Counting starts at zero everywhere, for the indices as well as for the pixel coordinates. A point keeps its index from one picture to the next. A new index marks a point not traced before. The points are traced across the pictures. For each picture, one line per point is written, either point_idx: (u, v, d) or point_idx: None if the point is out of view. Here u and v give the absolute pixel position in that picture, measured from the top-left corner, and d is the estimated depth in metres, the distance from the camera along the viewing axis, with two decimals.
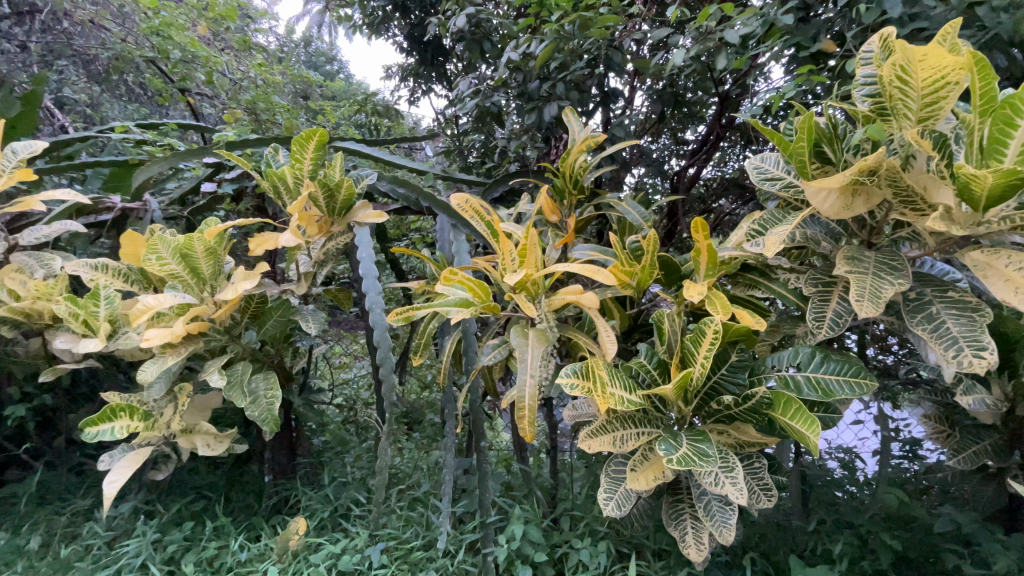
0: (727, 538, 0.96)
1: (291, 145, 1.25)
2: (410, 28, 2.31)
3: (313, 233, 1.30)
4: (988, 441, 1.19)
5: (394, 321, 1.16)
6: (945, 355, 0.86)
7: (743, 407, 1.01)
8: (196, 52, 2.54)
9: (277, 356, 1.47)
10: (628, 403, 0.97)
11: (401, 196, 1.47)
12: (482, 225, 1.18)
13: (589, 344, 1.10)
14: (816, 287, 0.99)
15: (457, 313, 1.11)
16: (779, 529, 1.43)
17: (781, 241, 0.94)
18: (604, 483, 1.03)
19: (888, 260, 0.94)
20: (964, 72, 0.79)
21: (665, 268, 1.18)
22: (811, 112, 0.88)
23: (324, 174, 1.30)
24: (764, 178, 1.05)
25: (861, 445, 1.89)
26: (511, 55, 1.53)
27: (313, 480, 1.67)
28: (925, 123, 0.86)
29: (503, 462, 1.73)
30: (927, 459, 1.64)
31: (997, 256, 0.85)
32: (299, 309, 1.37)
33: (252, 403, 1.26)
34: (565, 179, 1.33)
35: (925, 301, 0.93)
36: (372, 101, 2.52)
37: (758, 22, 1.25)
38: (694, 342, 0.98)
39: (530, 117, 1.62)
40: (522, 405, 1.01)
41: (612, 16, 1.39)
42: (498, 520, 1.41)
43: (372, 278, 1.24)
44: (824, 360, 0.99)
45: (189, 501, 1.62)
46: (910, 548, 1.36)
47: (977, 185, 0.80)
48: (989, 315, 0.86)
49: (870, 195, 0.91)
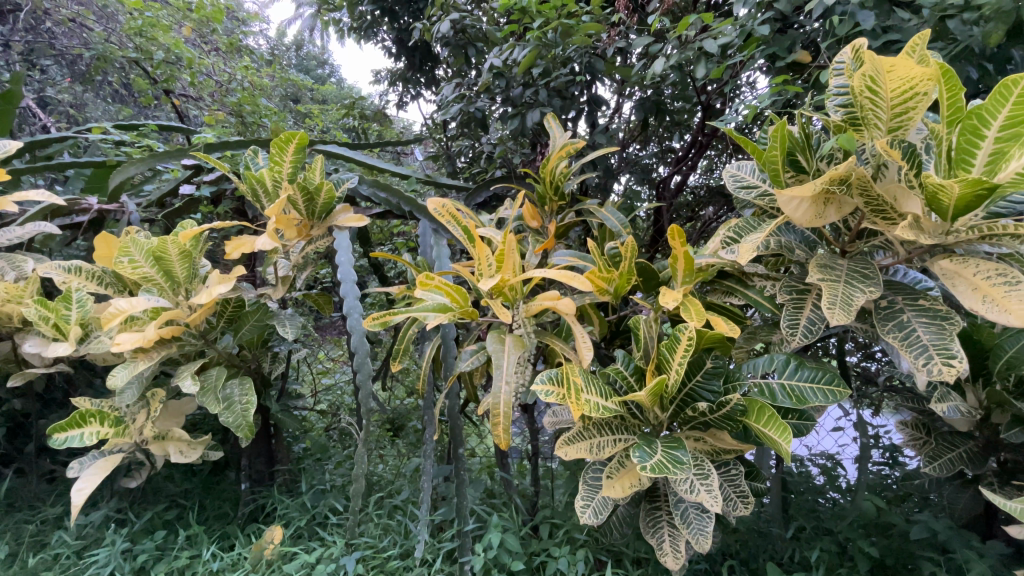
0: (704, 547, 0.96)
1: (270, 148, 1.23)
2: (398, 33, 2.31)
3: (293, 237, 1.28)
4: (964, 448, 1.19)
5: (370, 326, 1.12)
6: (916, 363, 0.86)
7: (718, 414, 1.02)
8: (180, 53, 2.50)
9: (255, 361, 1.45)
10: (603, 409, 0.97)
11: (382, 200, 1.44)
12: (459, 229, 1.16)
13: (566, 351, 1.10)
14: (790, 295, 0.99)
15: (434, 319, 1.09)
16: (759, 535, 1.43)
17: (755, 249, 0.95)
18: (581, 490, 1.03)
19: (860, 268, 0.94)
20: (932, 83, 0.80)
21: (644, 275, 1.19)
22: (783, 122, 0.89)
23: (304, 178, 1.28)
24: (740, 187, 1.06)
25: (841, 452, 1.88)
26: (493, 62, 1.52)
27: (290, 487, 1.65)
28: (895, 133, 0.87)
29: (485, 470, 1.71)
30: (908, 466, 1.63)
31: (965, 264, 0.86)
32: (277, 313, 1.35)
33: (226, 409, 1.25)
34: (546, 186, 1.34)
35: (896, 309, 0.94)
36: (360, 105, 2.49)
37: (738, 32, 1.27)
38: (669, 349, 0.98)
39: (513, 123, 1.61)
40: (497, 411, 1.01)
41: (593, 24, 1.40)
42: (476, 529, 1.39)
43: (350, 282, 1.22)
44: (799, 368, 0.99)
45: (162, 509, 1.58)
46: (888, 555, 1.35)
47: (945, 194, 0.81)
48: (959, 323, 0.86)
49: (842, 204, 0.92)
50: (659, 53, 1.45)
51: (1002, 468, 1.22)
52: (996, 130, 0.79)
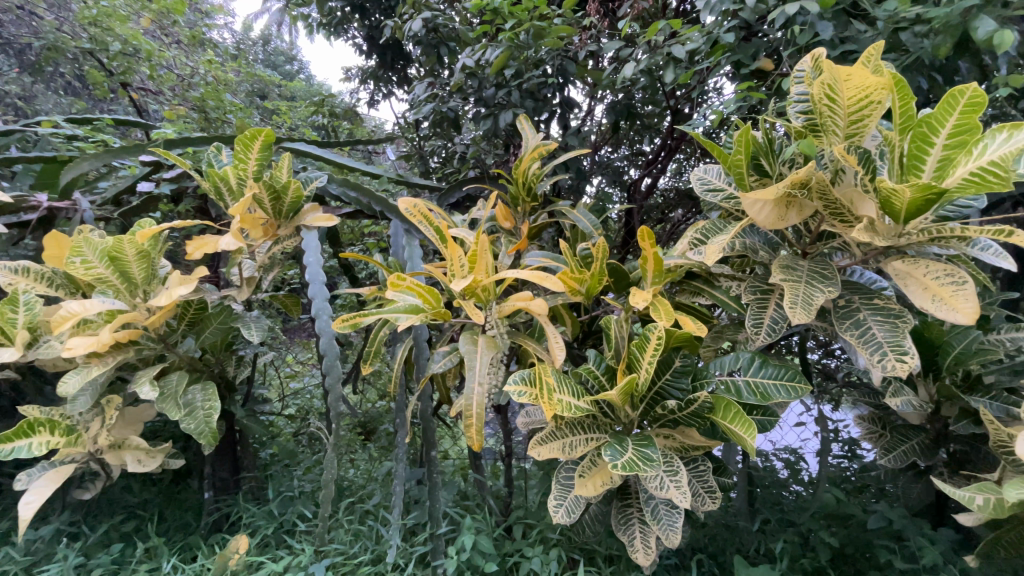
0: (674, 542, 0.98)
1: (234, 145, 1.19)
2: (369, 30, 2.28)
3: (258, 237, 1.25)
4: (916, 440, 1.25)
5: (340, 328, 1.10)
6: (872, 360, 0.90)
7: (686, 411, 1.04)
8: (138, 44, 2.39)
9: (219, 365, 1.40)
10: (575, 409, 0.98)
11: (352, 199, 1.42)
12: (430, 230, 1.15)
13: (539, 351, 1.10)
14: (754, 295, 1.02)
15: (406, 320, 1.08)
16: (727, 530, 1.46)
17: (721, 250, 0.97)
18: (554, 490, 1.04)
19: (819, 269, 0.98)
20: (886, 92, 0.83)
21: (614, 276, 1.20)
22: (747, 127, 0.92)
23: (270, 176, 1.25)
24: (707, 190, 1.09)
25: (804, 447, 1.94)
26: (465, 62, 1.51)
27: (257, 495, 1.60)
28: (853, 139, 0.91)
29: (458, 472, 1.69)
30: (865, 458, 1.70)
31: (917, 266, 0.90)
32: (242, 316, 1.30)
33: (188, 415, 1.20)
34: (519, 187, 1.34)
35: (854, 308, 0.98)
36: (329, 102, 2.43)
37: (705, 38, 1.31)
38: (639, 348, 1.00)
39: (485, 123, 1.61)
40: (470, 412, 1.01)
41: (565, 27, 1.42)
42: (449, 532, 1.38)
43: (319, 282, 1.19)
44: (763, 365, 1.02)
45: (118, 521, 1.51)
46: (847, 544, 1.40)
47: (898, 199, 0.85)
48: (910, 321, 0.91)
49: (803, 207, 0.95)
50: (630, 56, 1.47)
51: (952, 459, 1.28)
52: (945, 137, 0.84)
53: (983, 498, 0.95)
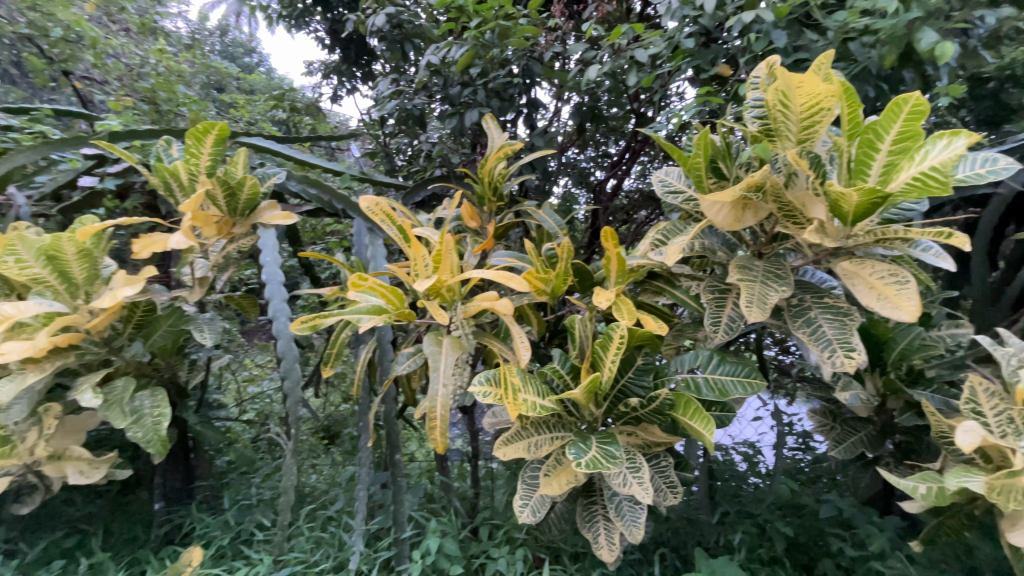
0: (637, 537, 0.99)
1: (186, 139, 1.14)
2: (331, 24, 2.22)
3: (212, 235, 1.20)
4: (864, 431, 1.31)
5: (298, 329, 1.07)
6: (822, 356, 0.95)
7: (648, 408, 1.06)
8: (82, 31, 2.26)
9: (170, 370, 1.34)
10: (540, 408, 0.98)
11: (313, 197, 1.38)
12: (393, 228, 1.13)
13: (504, 351, 1.10)
14: (712, 294, 1.05)
15: (368, 321, 1.05)
16: (689, 523, 1.48)
17: (680, 251, 1.00)
18: (520, 489, 1.04)
19: (774, 269, 1.01)
20: (835, 99, 0.87)
21: (579, 276, 1.22)
22: (706, 131, 0.95)
23: (225, 172, 1.20)
24: (668, 191, 1.11)
25: (761, 440, 2.00)
26: (430, 59, 1.50)
27: (212, 504, 1.55)
28: (805, 144, 0.94)
29: (425, 474, 1.66)
30: (818, 450, 1.77)
31: (863, 266, 0.95)
32: (194, 318, 1.24)
33: (135, 423, 1.15)
34: (484, 186, 1.34)
35: (805, 306, 1.02)
36: (290, 97, 2.36)
37: (666, 43, 1.34)
38: (603, 347, 1.02)
39: (451, 122, 1.59)
40: (434, 413, 1.00)
41: (530, 28, 1.43)
42: (414, 536, 1.36)
43: (276, 283, 1.16)
44: (721, 362, 1.05)
45: (59, 536, 1.42)
46: (802, 533, 1.45)
47: (846, 202, 0.89)
48: (857, 319, 0.96)
49: (759, 210, 0.98)
50: (594, 59, 1.50)
51: (897, 449, 1.35)
52: (889, 143, 0.88)
53: (925, 487, 1.01)
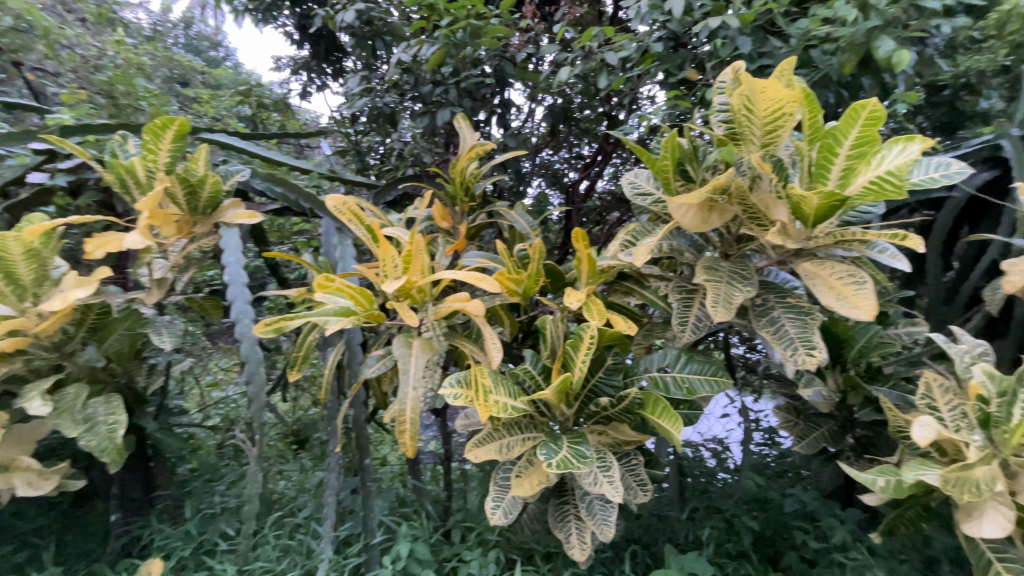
0: (608, 535, 1.00)
1: (142, 134, 1.10)
2: (300, 19, 2.18)
3: (171, 234, 1.16)
4: (826, 427, 1.36)
5: (261, 332, 1.04)
6: (785, 354, 0.97)
7: (618, 407, 1.07)
8: (33, 19, 2.14)
9: (127, 375, 1.29)
10: (512, 409, 0.98)
11: (279, 195, 1.35)
12: (361, 228, 1.12)
13: (476, 352, 1.10)
14: (680, 294, 1.07)
15: (335, 323, 1.03)
16: (659, 520, 1.52)
17: (649, 251, 1.01)
18: (492, 491, 1.04)
19: (739, 269, 1.04)
20: (796, 105, 0.89)
21: (551, 277, 1.22)
22: (673, 134, 0.97)
23: (184, 169, 1.16)
24: (636, 193, 1.12)
25: (728, 437, 2.03)
26: (400, 57, 1.49)
27: (173, 514, 1.49)
28: (768, 148, 0.97)
29: (397, 478, 1.64)
30: (782, 445, 1.82)
31: (824, 267, 0.98)
32: (152, 320, 1.19)
33: (88, 431, 1.09)
34: (456, 186, 1.34)
35: (769, 306, 1.04)
36: (257, 92, 2.29)
37: (636, 47, 1.36)
38: (574, 347, 1.02)
39: (422, 120, 1.59)
40: (404, 417, 0.98)
41: (501, 27, 1.43)
42: (385, 541, 1.34)
43: (239, 284, 1.12)
44: (688, 361, 1.06)
45: (7, 552, 1.35)
46: (768, 527, 1.49)
47: (806, 205, 0.93)
48: (818, 317, 0.99)
49: (724, 212, 1.00)
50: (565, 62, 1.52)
51: (857, 443, 1.39)
52: (848, 148, 0.91)
53: (883, 480, 1.05)
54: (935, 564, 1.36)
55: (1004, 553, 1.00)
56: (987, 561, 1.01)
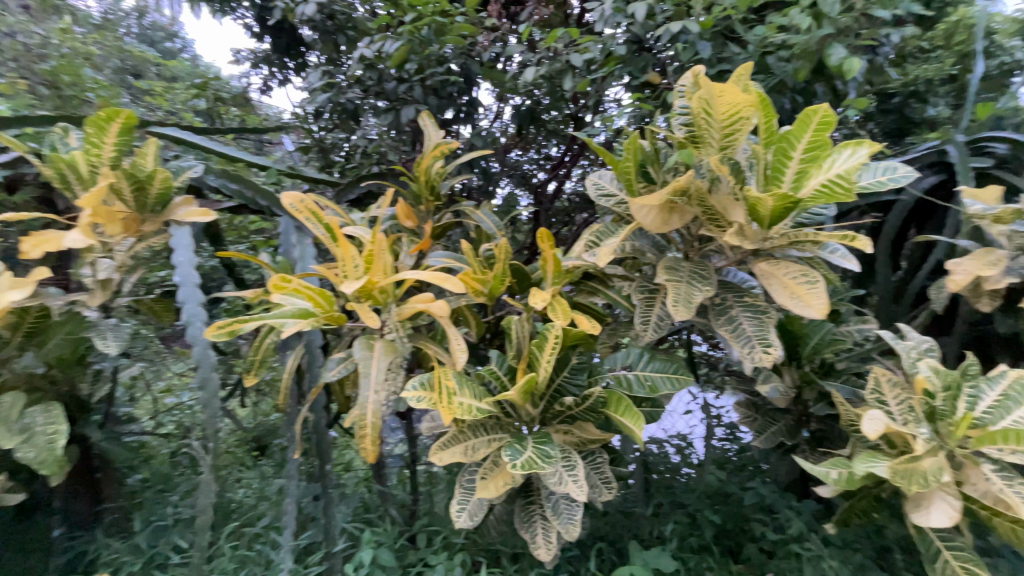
0: (573, 534, 1.01)
1: (85, 127, 1.04)
2: (260, 11, 2.12)
3: (117, 233, 1.11)
4: (782, 421, 1.41)
5: (214, 336, 0.99)
6: (743, 352, 1.00)
7: (583, 406, 1.08)
8: None
9: (69, 383, 1.22)
10: (477, 411, 0.98)
11: (235, 192, 1.30)
12: (320, 228, 1.09)
13: (440, 354, 1.08)
14: (642, 294, 1.09)
15: (293, 325, 1.00)
16: (625, 517, 1.53)
17: (612, 252, 1.02)
18: (457, 494, 1.03)
19: (699, 269, 1.06)
20: (752, 109, 0.92)
21: (517, 277, 1.22)
22: (635, 136, 0.99)
23: (132, 164, 1.10)
24: (601, 194, 1.14)
25: (691, 432, 2.06)
26: (363, 52, 1.46)
27: (122, 528, 1.42)
28: (726, 151, 0.99)
29: (362, 483, 1.60)
30: (743, 439, 1.87)
31: (779, 267, 1.01)
32: (96, 324, 1.13)
33: (25, 442, 1.03)
34: (421, 185, 1.33)
35: (727, 305, 1.07)
36: (215, 86, 2.21)
37: (600, 50, 1.37)
38: (539, 347, 1.02)
39: (386, 117, 1.57)
40: (365, 421, 0.96)
41: (466, 26, 1.44)
42: (347, 548, 1.31)
43: (191, 285, 1.07)
44: (651, 360, 1.08)
45: None
46: (728, 520, 1.53)
47: (762, 207, 0.95)
48: (774, 316, 1.02)
49: (685, 214, 1.02)
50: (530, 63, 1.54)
51: (812, 436, 1.45)
52: (801, 152, 0.95)
53: (836, 472, 1.09)
54: (886, 552, 1.43)
55: (951, 542, 1.05)
56: (936, 550, 1.05)
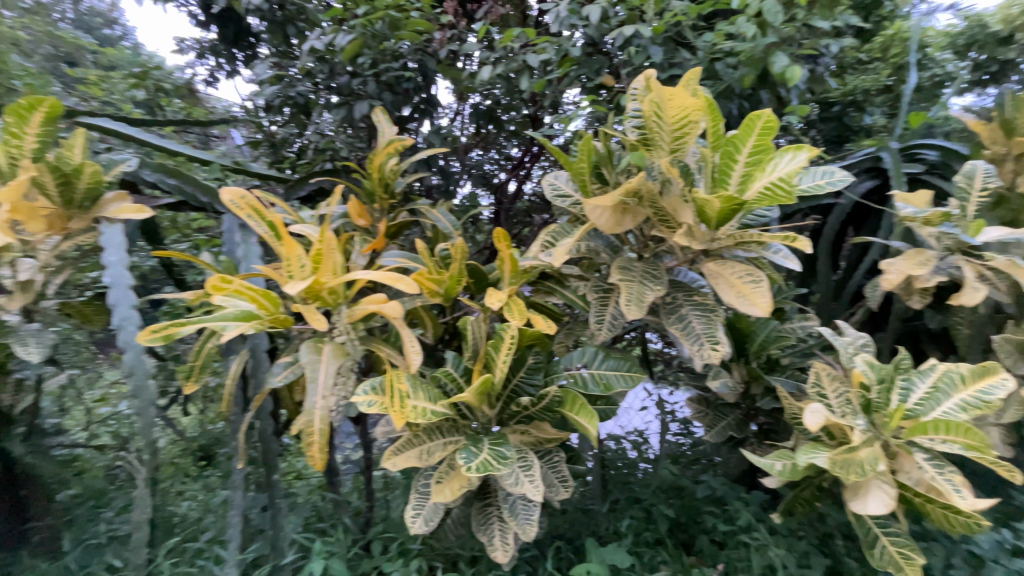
0: (530, 535, 1.00)
1: (3, 115, 0.96)
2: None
3: (39, 230, 1.03)
4: (731, 416, 1.46)
5: (148, 340, 0.94)
6: (693, 349, 1.03)
7: (539, 406, 1.08)
8: None
9: None
10: (430, 414, 0.96)
11: (173, 188, 1.24)
12: (264, 226, 1.04)
13: (393, 356, 1.06)
14: (596, 293, 1.10)
15: (235, 329, 0.96)
16: (583, 514, 1.56)
17: (567, 252, 1.03)
18: (412, 498, 1.02)
19: (651, 269, 1.08)
20: (700, 113, 0.94)
21: (473, 277, 1.21)
22: (588, 138, 0.99)
23: (57, 156, 1.02)
24: (556, 195, 1.14)
25: (647, 428, 2.11)
26: (314, 44, 1.43)
27: (48, 549, 1.32)
28: (676, 154, 1.01)
29: (315, 491, 1.55)
30: (696, 434, 1.92)
31: (725, 266, 1.04)
32: (15, 329, 1.04)
33: None
34: (374, 182, 1.30)
35: (678, 304, 1.10)
36: (155, 75, 2.09)
37: (555, 50, 1.38)
38: (494, 348, 1.01)
39: (338, 112, 1.53)
40: (313, 427, 0.93)
41: (421, 21, 1.41)
42: (297, 559, 1.26)
43: (123, 287, 1.01)
44: (605, 358, 1.10)
45: None
46: (683, 513, 1.58)
47: (709, 209, 0.98)
48: (721, 314, 1.05)
49: (636, 215, 1.04)
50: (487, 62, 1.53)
51: (759, 429, 1.50)
52: (745, 156, 0.98)
53: (780, 464, 1.13)
54: (829, 539, 1.50)
55: (888, 528, 1.12)
56: (875, 536, 1.12)
